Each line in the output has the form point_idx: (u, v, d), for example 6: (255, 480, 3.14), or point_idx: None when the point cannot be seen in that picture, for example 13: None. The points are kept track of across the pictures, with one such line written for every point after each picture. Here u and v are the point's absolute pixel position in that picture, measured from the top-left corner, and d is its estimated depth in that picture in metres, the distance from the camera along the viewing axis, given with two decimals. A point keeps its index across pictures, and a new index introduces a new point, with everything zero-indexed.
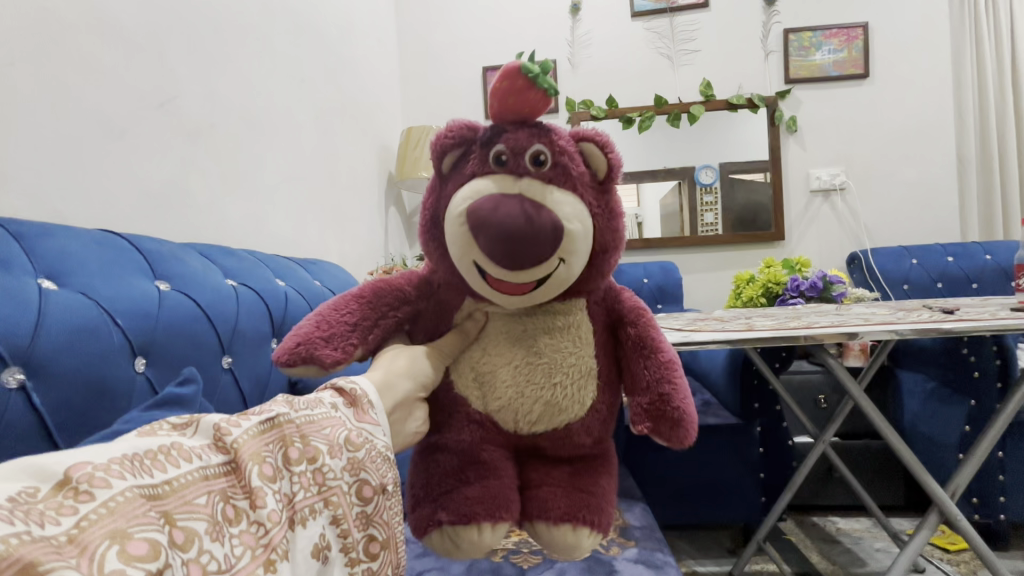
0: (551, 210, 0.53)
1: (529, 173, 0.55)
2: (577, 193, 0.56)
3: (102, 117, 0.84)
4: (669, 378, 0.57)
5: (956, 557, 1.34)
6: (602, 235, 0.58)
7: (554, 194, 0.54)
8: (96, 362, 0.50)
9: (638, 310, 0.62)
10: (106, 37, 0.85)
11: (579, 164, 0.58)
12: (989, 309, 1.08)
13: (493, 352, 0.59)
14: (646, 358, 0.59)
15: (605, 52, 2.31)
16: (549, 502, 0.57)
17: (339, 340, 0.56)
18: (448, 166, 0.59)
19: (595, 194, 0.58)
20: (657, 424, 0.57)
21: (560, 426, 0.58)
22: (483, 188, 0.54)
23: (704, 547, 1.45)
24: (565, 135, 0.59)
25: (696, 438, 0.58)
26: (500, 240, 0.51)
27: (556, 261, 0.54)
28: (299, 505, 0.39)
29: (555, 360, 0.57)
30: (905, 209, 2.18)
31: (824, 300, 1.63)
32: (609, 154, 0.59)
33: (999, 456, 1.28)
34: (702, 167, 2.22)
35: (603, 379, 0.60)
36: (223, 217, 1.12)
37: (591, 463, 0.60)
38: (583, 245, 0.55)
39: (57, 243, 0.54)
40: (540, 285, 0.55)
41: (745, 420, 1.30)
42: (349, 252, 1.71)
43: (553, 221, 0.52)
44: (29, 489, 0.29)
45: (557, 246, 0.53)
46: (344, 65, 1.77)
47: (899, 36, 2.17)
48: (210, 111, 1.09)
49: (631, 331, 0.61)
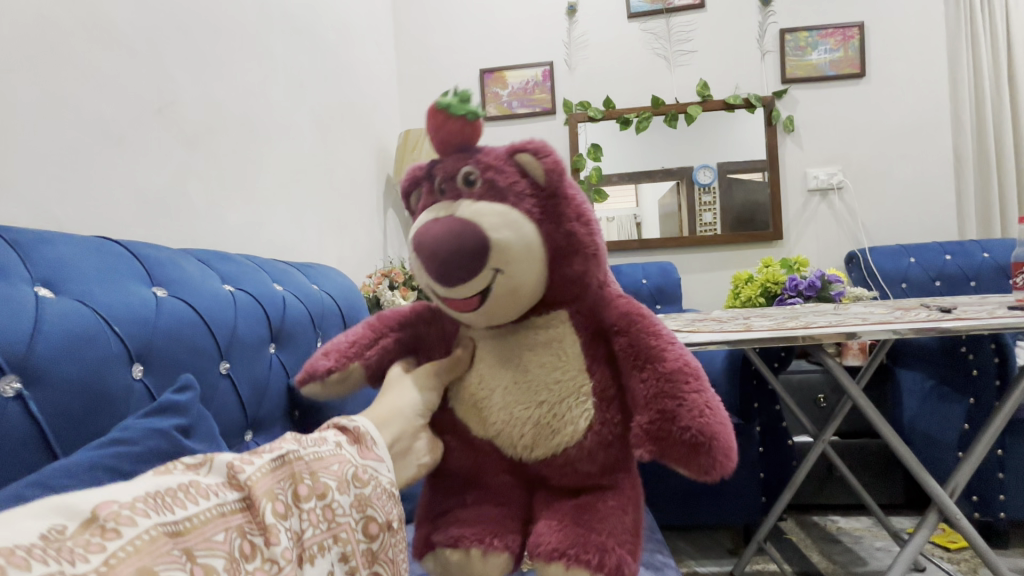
0: (476, 224, 0.54)
1: (460, 194, 0.57)
2: (509, 204, 0.56)
3: (101, 123, 0.84)
4: (670, 390, 0.53)
5: (956, 556, 1.34)
6: (548, 240, 0.57)
7: (481, 208, 0.55)
8: (94, 369, 0.51)
9: (632, 317, 0.58)
10: (106, 45, 0.86)
11: (513, 176, 0.58)
12: (987, 307, 1.08)
13: (483, 377, 0.59)
14: (641, 368, 0.55)
15: (601, 54, 2.32)
16: (542, 533, 0.54)
17: (336, 353, 0.63)
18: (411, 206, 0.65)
19: (538, 202, 0.57)
20: (662, 444, 0.52)
21: (557, 450, 0.56)
22: (426, 217, 0.58)
23: (704, 547, 1.45)
24: (497, 152, 0.59)
25: (716, 460, 0.51)
26: (430, 263, 0.55)
27: (491, 272, 0.54)
28: (308, 542, 0.39)
29: (542, 382, 0.56)
30: (903, 207, 2.18)
31: (823, 300, 1.62)
32: (543, 159, 0.58)
33: (999, 454, 1.28)
34: (700, 167, 2.22)
35: (598, 398, 0.56)
36: (221, 222, 1.12)
37: (598, 497, 0.56)
38: (521, 254, 0.55)
39: (55, 251, 0.54)
40: (485, 298, 0.55)
41: (745, 420, 1.31)
42: (347, 254, 1.72)
43: (475, 233, 0.53)
44: (58, 527, 0.29)
45: (486, 256, 0.53)
46: (341, 67, 1.78)
47: (895, 34, 2.18)
48: (208, 116, 1.10)
49: (622, 342, 0.57)
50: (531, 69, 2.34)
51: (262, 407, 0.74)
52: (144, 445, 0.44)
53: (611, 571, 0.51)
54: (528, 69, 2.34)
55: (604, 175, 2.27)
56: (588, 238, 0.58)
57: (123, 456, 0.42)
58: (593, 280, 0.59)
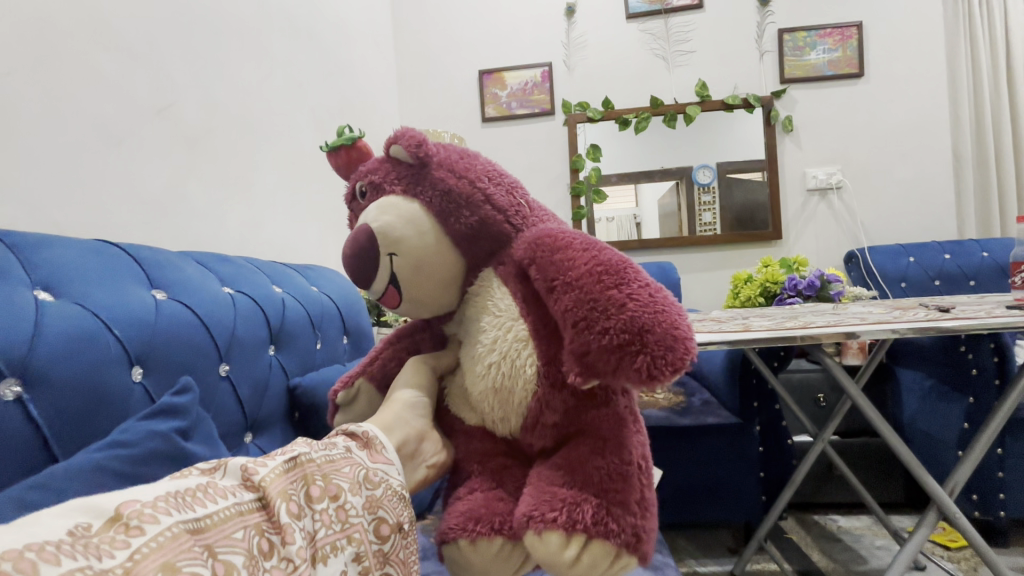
0: (359, 226, 0.56)
1: (361, 206, 0.61)
2: (391, 193, 0.58)
3: (101, 125, 0.85)
4: (585, 304, 0.47)
5: (957, 554, 1.34)
6: (431, 207, 0.56)
7: (365, 209, 0.58)
8: (94, 370, 0.51)
9: (538, 243, 0.52)
10: (106, 47, 0.86)
11: (388, 170, 0.60)
12: (986, 306, 1.08)
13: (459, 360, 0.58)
14: (555, 291, 0.49)
15: (600, 54, 2.32)
16: (518, 502, 0.49)
17: (347, 377, 0.68)
18: None
19: (409, 182, 0.58)
20: (595, 363, 0.46)
21: (523, 408, 0.52)
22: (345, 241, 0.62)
23: (705, 546, 1.45)
24: (376, 156, 0.63)
25: (654, 354, 0.44)
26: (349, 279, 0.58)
27: (386, 257, 0.55)
28: (321, 542, 0.38)
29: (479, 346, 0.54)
30: (902, 207, 2.19)
31: (823, 299, 1.62)
32: (402, 138, 0.58)
33: (999, 453, 1.28)
34: (699, 167, 2.22)
35: (532, 342, 0.51)
36: (221, 223, 1.12)
37: (575, 447, 0.51)
38: (403, 229, 0.55)
39: (55, 254, 0.55)
40: (400, 284, 0.56)
41: (745, 419, 1.31)
42: (347, 255, 1.72)
43: (359, 233, 0.56)
44: (84, 524, 0.29)
45: (374, 244, 0.55)
46: (340, 69, 1.78)
47: (893, 34, 2.18)
48: (208, 118, 1.10)
49: (535, 272, 0.51)
50: (529, 70, 2.34)
51: (262, 406, 0.75)
52: (143, 446, 0.44)
53: (586, 526, 0.47)
54: (526, 70, 2.34)
55: (603, 176, 2.27)
56: (471, 188, 0.57)
57: (121, 458, 0.43)
58: (483, 219, 0.56)
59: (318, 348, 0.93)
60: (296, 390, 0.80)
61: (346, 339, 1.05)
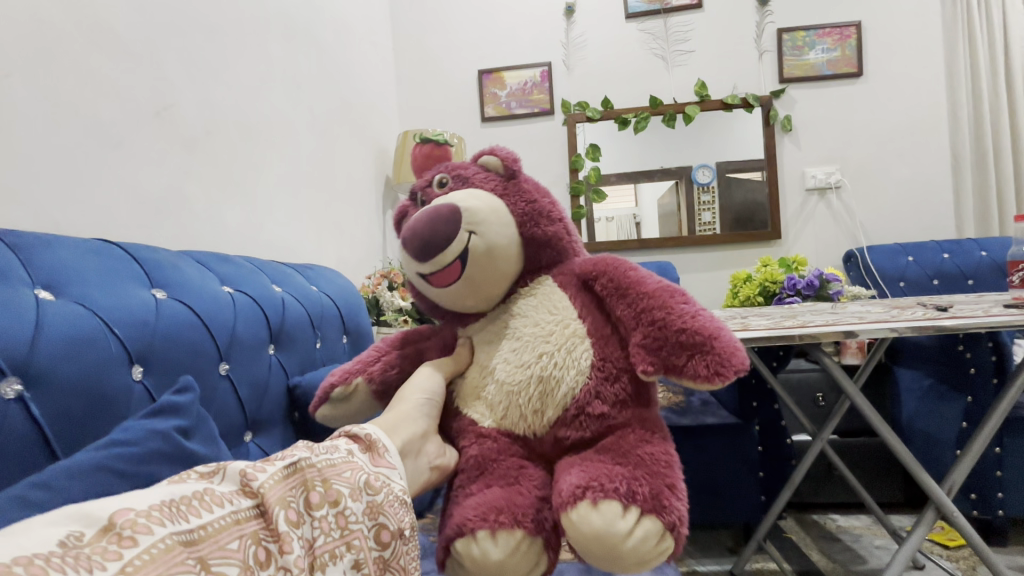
0: (447, 202, 0.59)
1: (437, 193, 0.63)
2: (479, 186, 0.62)
3: (99, 125, 0.85)
4: (655, 304, 0.54)
5: (956, 553, 1.35)
6: (515, 208, 0.61)
7: (453, 194, 0.61)
8: (94, 370, 0.51)
9: (604, 262, 0.61)
10: (105, 48, 0.86)
11: (476, 169, 0.64)
12: (983, 305, 1.08)
13: (486, 359, 0.60)
14: (624, 297, 0.56)
15: (599, 54, 2.32)
16: (563, 481, 0.50)
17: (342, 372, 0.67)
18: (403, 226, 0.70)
19: (502, 182, 0.63)
20: (664, 355, 0.52)
21: (563, 403, 0.55)
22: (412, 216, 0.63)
23: (705, 546, 1.45)
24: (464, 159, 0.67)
25: (724, 355, 0.51)
26: (415, 241, 0.59)
27: (466, 235, 0.57)
28: (319, 550, 0.38)
29: (533, 336, 0.57)
30: (901, 206, 2.19)
31: (821, 298, 1.64)
32: (500, 152, 0.65)
33: (997, 452, 1.28)
34: (699, 167, 2.22)
35: (592, 338, 0.56)
36: (220, 223, 1.12)
37: (619, 436, 0.53)
38: (491, 218, 0.59)
39: (54, 253, 0.55)
40: (467, 265, 0.58)
41: (744, 419, 1.32)
42: (346, 255, 1.72)
43: (447, 207, 0.58)
44: (76, 533, 0.29)
45: (459, 221, 0.57)
46: (339, 68, 1.78)
47: (891, 34, 2.18)
48: (207, 119, 1.10)
49: (603, 283, 0.59)
50: (528, 70, 2.34)
51: (261, 407, 0.75)
52: (143, 446, 0.44)
53: (642, 499, 0.47)
54: (525, 70, 2.34)
55: (603, 176, 2.27)
56: (550, 207, 0.63)
57: (121, 457, 0.43)
58: (558, 241, 0.63)
59: (317, 347, 0.93)
60: (295, 390, 0.81)
61: (346, 339, 1.05)
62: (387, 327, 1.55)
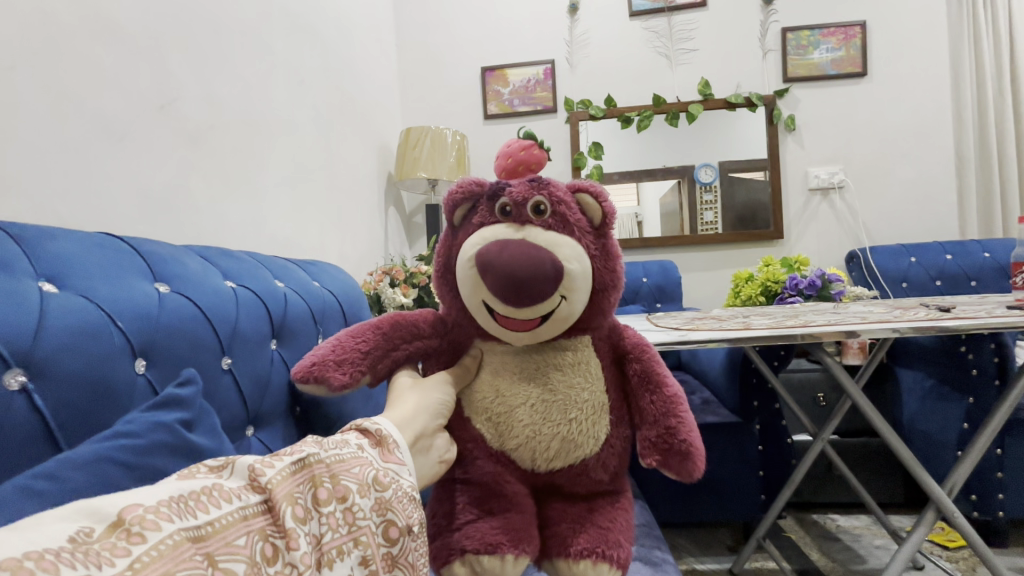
0: (551, 251, 0.57)
1: (531, 223, 0.60)
2: (575, 238, 0.60)
3: (104, 119, 0.85)
4: (674, 412, 0.61)
5: (955, 554, 1.34)
6: (599, 273, 0.62)
7: (553, 238, 0.59)
8: (98, 363, 0.51)
9: (641, 346, 0.66)
10: (108, 41, 0.86)
11: (575, 213, 0.62)
12: (986, 307, 1.08)
13: (506, 392, 0.61)
14: (652, 392, 0.63)
15: (603, 52, 2.31)
16: (583, 538, 0.59)
17: (349, 365, 0.61)
18: (459, 218, 0.65)
19: (593, 239, 0.63)
20: (666, 456, 0.60)
21: (575, 461, 0.61)
22: (491, 235, 0.59)
23: (705, 544, 1.45)
24: (564, 187, 0.63)
25: (702, 469, 0.61)
26: (505, 282, 0.55)
27: (558, 298, 0.58)
28: (327, 546, 0.38)
29: (569, 399, 0.60)
30: (903, 206, 2.18)
31: (822, 298, 1.63)
32: (604, 205, 0.63)
33: (998, 454, 1.28)
34: (701, 166, 2.21)
35: (615, 416, 0.62)
36: (223, 218, 1.12)
37: (606, 500, 0.63)
38: (582, 283, 0.59)
39: (58, 246, 0.55)
40: (545, 321, 0.59)
41: (744, 417, 1.31)
42: (348, 251, 1.72)
43: (552, 260, 0.56)
44: (86, 529, 0.29)
45: (558, 284, 0.57)
46: (342, 64, 1.78)
47: (896, 33, 2.18)
48: (210, 113, 1.10)
49: (636, 366, 0.65)
50: (532, 67, 2.34)
51: (263, 402, 0.75)
52: (148, 438, 0.44)
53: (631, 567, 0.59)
54: (528, 67, 2.34)
55: (605, 174, 2.27)
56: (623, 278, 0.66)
57: (125, 448, 0.42)
58: (613, 311, 0.66)
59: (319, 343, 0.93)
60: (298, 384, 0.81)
61: None
62: None
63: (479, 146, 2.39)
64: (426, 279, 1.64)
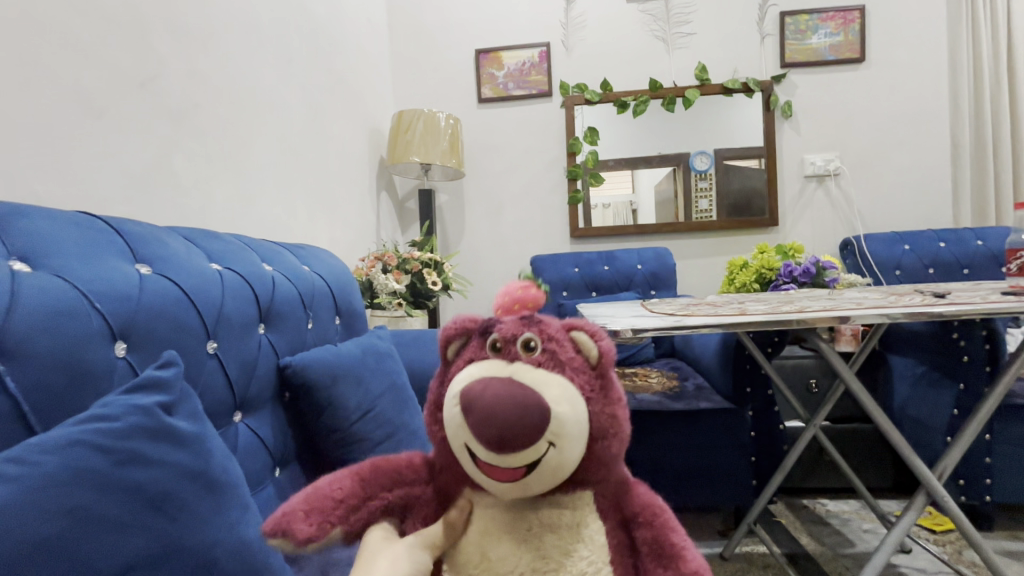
0: (538, 391, 0.41)
1: (518, 359, 0.44)
2: (568, 376, 0.44)
3: (81, 94, 0.81)
4: None
5: (942, 538, 1.36)
6: (602, 421, 0.45)
7: (541, 378, 0.43)
8: (74, 345, 0.49)
9: (656, 500, 0.48)
10: (85, 14, 0.82)
11: (570, 350, 0.46)
12: (980, 292, 1.08)
13: (485, 555, 0.44)
14: (665, 570, 0.43)
15: (599, 35, 2.27)
16: None
17: (318, 514, 0.45)
18: (449, 354, 0.50)
19: (594, 382, 0.46)
20: None
21: None
22: (468, 378, 0.44)
23: (696, 529, 1.46)
24: (556, 324, 0.49)
25: None
26: (486, 429, 0.40)
27: (544, 445, 0.41)
28: None
29: (564, 571, 0.43)
30: (898, 194, 2.18)
31: (816, 285, 1.63)
32: (601, 342, 0.48)
33: (987, 439, 1.30)
34: (697, 153, 2.19)
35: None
36: (208, 201, 1.09)
37: None
38: (578, 428, 0.43)
39: (31, 224, 0.53)
40: (532, 473, 0.42)
41: (736, 403, 1.32)
42: (339, 236, 1.70)
43: (537, 401, 0.41)
44: None
45: (547, 425, 0.41)
46: (333, 44, 1.73)
47: (895, 19, 2.15)
48: (194, 91, 1.06)
49: (646, 531, 0.46)
50: (527, 50, 2.29)
51: (250, 386, 0.73)
52: (124, 421, 0.41)
53: None
54: (523, 50, 2.29)
55: (600, 160, 2.25)
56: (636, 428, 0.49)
57: (101, 431, 0.40)
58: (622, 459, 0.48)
59: (308, 328, 0.91)
60: (287, 369, 0.80)
61: (337, 320, 1.03)
62: (380, 309, 1.54)
63: (472, 130, 2.35)
64: (418, 265, 1.62)
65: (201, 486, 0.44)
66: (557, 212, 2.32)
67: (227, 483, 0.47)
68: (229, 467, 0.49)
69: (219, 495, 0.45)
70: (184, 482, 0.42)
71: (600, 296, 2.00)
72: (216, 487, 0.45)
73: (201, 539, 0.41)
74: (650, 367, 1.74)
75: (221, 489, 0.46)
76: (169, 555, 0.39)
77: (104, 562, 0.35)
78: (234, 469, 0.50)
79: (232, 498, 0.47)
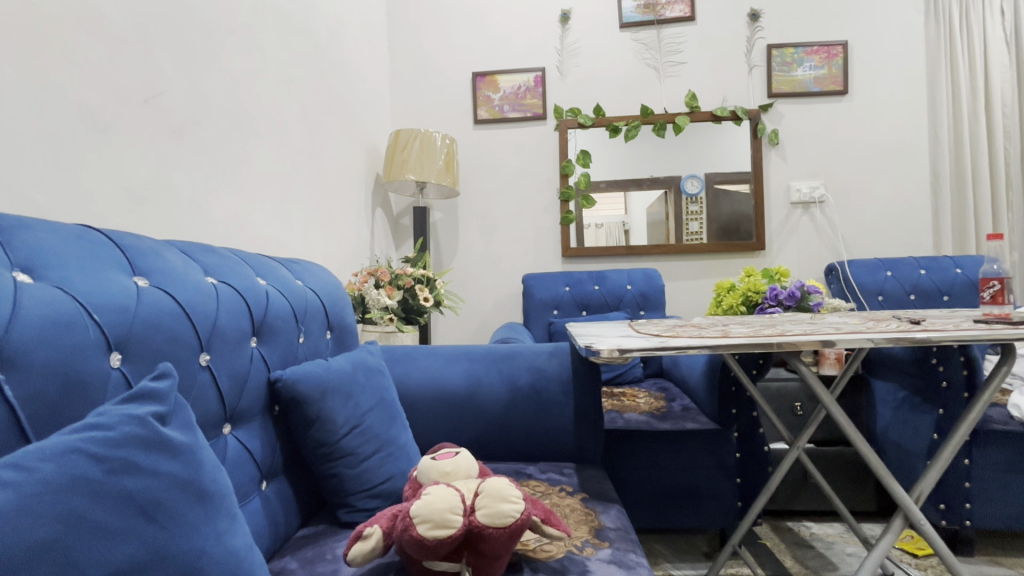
0: (546, 522, 0.71)
1: (536, 516, 0.71)
2: (542, 512, 0.72)
3: (86, 110, 0.84)
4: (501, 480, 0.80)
5: (923, 562, 1.38)
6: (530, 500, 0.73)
7: (547, 527, 0.71)
8: (72, 356, 0.50)
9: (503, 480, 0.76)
10: (94, 33, 0.85)
11: (537, 512, 0.72)
12: (955, 319, 1.12)
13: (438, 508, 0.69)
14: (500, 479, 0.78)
15: (593, 62, 2.34)
16: None
17: (434, 546, 0.61)
18: (484, 518, 0.63)
19: (535, 506, 0.72)
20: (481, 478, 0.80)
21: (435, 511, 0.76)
22: (502, 511, 0.63)
23: (681, 550, 1.46)
24: (539, 513, 0.71)
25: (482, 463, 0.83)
26: None
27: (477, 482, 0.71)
28: None
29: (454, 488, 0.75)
30: (881, 223, 2.24)
31: (801, 309, 1.68)
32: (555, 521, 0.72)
33: (966, 464, 1.32)
34: (688, 177, 2.26)
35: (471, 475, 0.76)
36: (207, 215, 1.11)
37: None
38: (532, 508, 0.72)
39: (35, 236, 0.54)
40: (465, 483, 0.71)
41: (721, 425, 1.33)
42: (333, 251, 1.72)
43: (538, 519, 0.71)
44: None
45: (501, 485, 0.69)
46: (333, 64, 1.78)
47: (876, 55, 2.24)
48: (196, 107, 1.09)
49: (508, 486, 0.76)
50: (523, 74, 2.35)
51: (240, 399, 0.74)
52: (119, 430, 0.43)
53: None
54: (519, 74, 2.36)
55: (592, 181, 2.30)
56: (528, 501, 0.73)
57: (96, 440, 0.41)
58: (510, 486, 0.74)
59: (299, 342, 0.92)
60: (276, 383, 0.81)
61: (329, 334, 1.05)
62: (372, 324, 1.56)
63: (468, 150, 2.40)
64: (410, 281, 1.64)
65: (192, 496, 0.45)
66: (549, 231, 2.36)
67: (217, 493, 0.48)
68: (219, 478, 0.50)
69: (209, 504, 0.46)
70: (175, 490, 0.43)
71: (590, 315, 2.03)
72: (206, 497, 0.46)
73: (190, 547, 0.42)
74: (638, 387, 1.76)
75: (211, 498, 0.47)
76: (158, 562, 0.40)
77: (96, 567, 0.36)
78: (224, 480, 0.51)
79: (220, 509, 0.47)
